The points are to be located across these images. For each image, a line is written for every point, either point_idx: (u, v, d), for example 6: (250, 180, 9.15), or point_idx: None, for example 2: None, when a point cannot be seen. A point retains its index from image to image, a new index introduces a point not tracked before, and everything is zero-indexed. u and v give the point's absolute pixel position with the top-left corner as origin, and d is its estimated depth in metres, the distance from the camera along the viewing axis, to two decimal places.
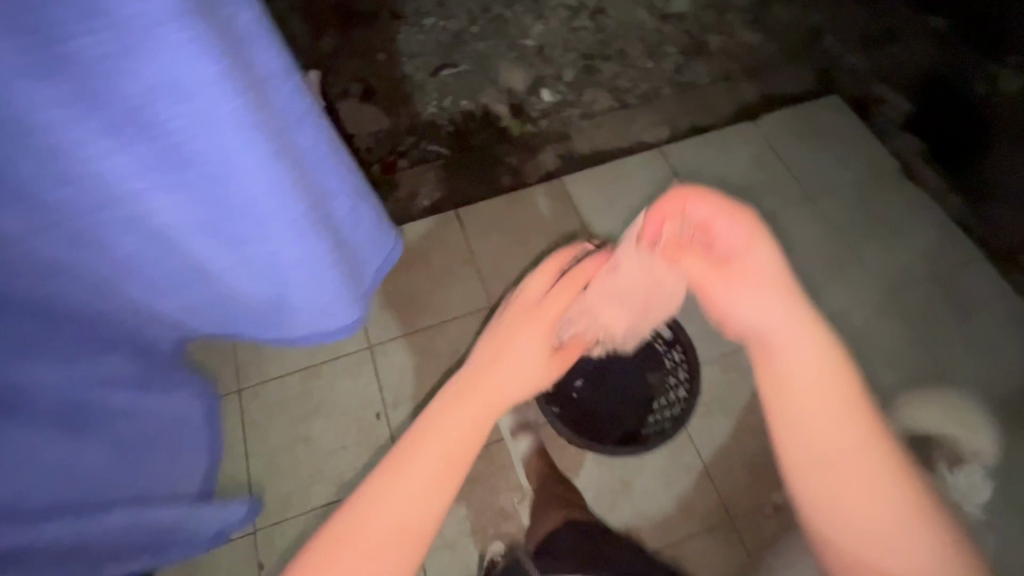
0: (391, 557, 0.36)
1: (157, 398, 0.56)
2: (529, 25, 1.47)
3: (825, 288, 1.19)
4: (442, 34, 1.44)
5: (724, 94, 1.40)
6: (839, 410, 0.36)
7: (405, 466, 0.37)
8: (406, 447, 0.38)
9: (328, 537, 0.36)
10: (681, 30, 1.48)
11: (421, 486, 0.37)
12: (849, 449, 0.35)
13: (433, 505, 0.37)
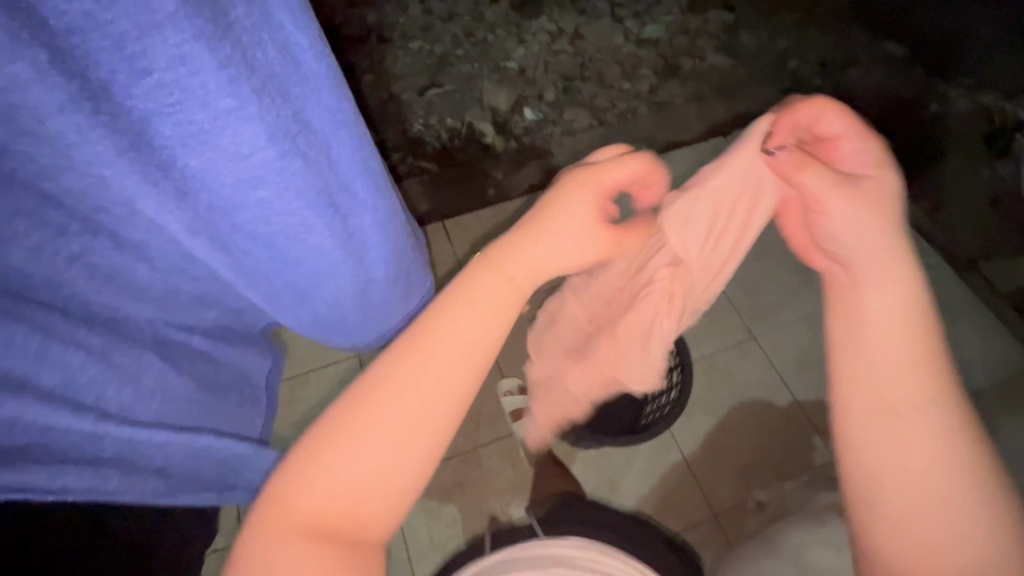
0: (414, 442, 0.38)
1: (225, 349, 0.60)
2: (511, 48, 1.54)
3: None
4: (428, 56, 1.50)
5: (696, 112, 1.49)
6: (896, 331, 0.39)
7: (406, 371, 0.38)
8: (411, 352, 0.39)
9: (329, 428, 0.38)
10: (656, 53, 1.57)
11: (429, 397, 0.38)
12: (901, 374, 0.39)
13: (441, 401, 0.38)
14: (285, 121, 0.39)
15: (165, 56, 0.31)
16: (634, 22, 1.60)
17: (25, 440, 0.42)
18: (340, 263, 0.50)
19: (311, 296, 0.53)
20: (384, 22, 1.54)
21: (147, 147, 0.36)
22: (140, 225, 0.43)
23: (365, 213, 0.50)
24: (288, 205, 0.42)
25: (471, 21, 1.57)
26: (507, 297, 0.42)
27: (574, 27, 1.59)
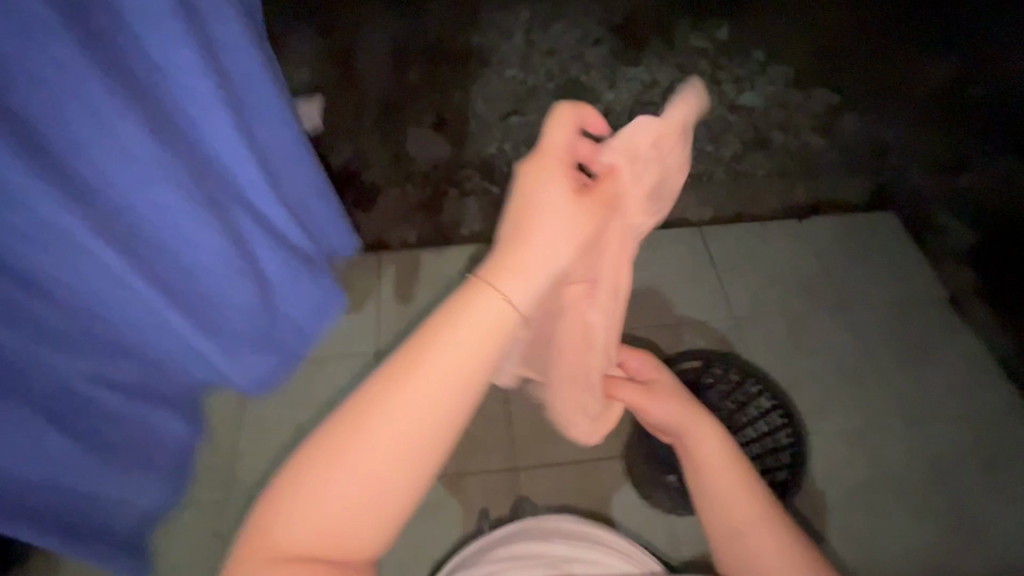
0: (408, 471, 0.39)
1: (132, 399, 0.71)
2: (601, 92, 1.56)
3: (840, 409, 1.12)
4: (519, 85, 1.55)
5: (773, 187, 1.44)
6: (717, 444, 0.59)
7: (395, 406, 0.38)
8: (397, 387, 0.39)
9: (319, 460, 0.40)
10: (747, 121, 1.52)
11: (417, 433, 0.39)
12: (729, 473, 0.57)
13: (426, 436, 0.39)
14: (158, 129, 0.55)
15: (52, 67, 0.45)
16: (731, 87, 1.58)
17: None
18: (233, 259, 0.67)
19: (211, 291, 0.68)
20: (486, 46, 1.61)
21: (52, 158, 0.48)
22: (57, 253, 0.52)
23: (234, 205, 0.69)
24: (170, 202, 0.58)
25: (569, 58, 1.61)
26: (503, 318, 0.40)
27: (667, 83, 1.60)
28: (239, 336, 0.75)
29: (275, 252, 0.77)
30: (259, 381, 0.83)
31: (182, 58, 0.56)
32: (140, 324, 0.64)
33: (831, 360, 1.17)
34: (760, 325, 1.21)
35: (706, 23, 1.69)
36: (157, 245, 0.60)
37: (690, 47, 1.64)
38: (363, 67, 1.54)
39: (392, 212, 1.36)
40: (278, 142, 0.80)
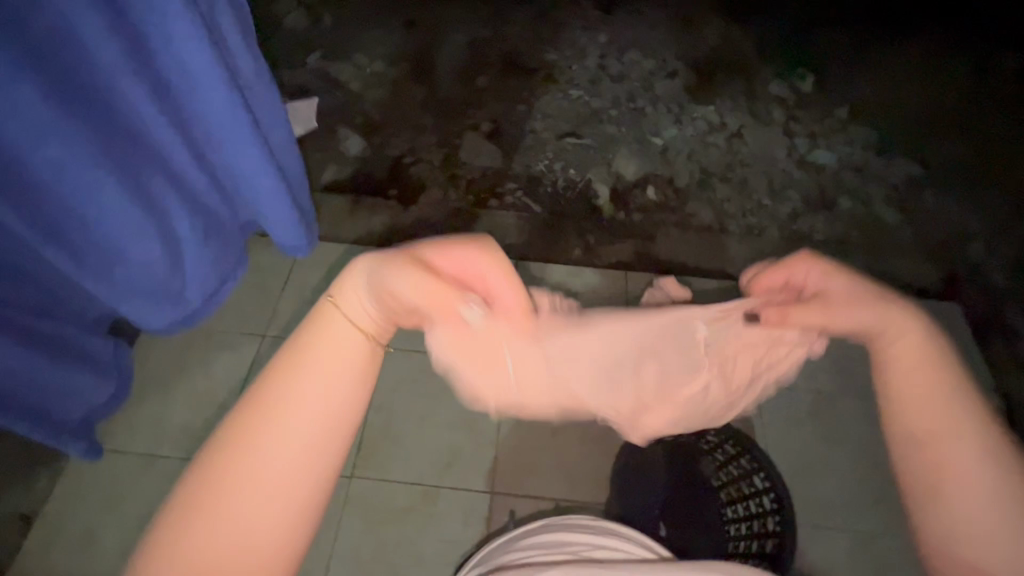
0: (275, 518, 0.36)
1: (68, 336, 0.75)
2: (665, 125, 1.52)
3: (854, 509, 1.02)
4: (583, 107, 1.53)
5: (829, 254, 1.34)
6: (936, 375, 0.44)
7: (252, 452, 0.37)
8: (253, 432, 0.37)
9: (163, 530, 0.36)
10: (814, 181, 1.44)
11: (269, 492, 0.36)
12: (937, 408, 0.43)
13: (295, 481, 0.37)
14: (53, 91, 0.55)
15: None
16: (805, 142, 1.51)
17: None
18: (145, 223, 0.69)
19: (117, 246, 0.68)
20: (558, 63, 1.61)
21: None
22: None
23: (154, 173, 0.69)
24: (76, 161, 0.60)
25: (638, 87, 1.58)
26: (356, 349, 0.41)
27: (737, 126, 1.53)
28: (140, 292, 0.74)
29: (193, 218, 0.76)
30: (160, 325, 0.81)
31: (87, 25, 0.55)
32: (37, 256, 0.66)
33: (856, 452, 1.08)
34: (784, 398, 1.13)
35: (791, 73, 1.62)
36: (43, 194, 0.60)
37: (768, 94, 1.58)
38: (434, 66, 1.58)
39: (429, 211, 1.36)
40: (219, 133, 0.71)
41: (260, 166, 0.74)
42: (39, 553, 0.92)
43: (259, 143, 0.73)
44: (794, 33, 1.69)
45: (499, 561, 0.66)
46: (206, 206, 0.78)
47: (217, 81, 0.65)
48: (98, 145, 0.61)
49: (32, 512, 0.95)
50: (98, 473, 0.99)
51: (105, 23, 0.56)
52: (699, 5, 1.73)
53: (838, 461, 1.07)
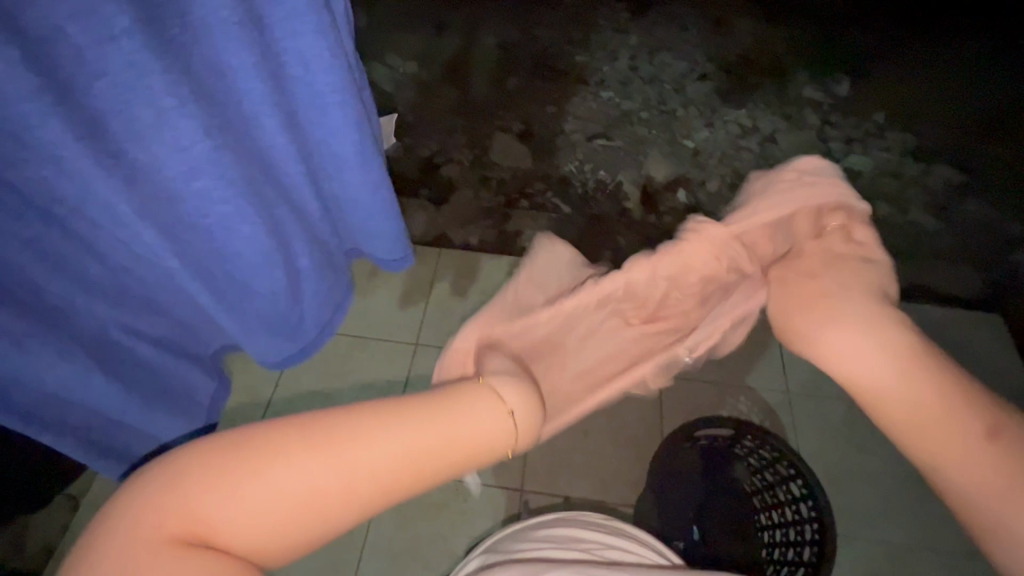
0: (351, 499, 0.43)
1: (171, 360, 0.83)
2: (697, 128, 1.51)
3: (889, 520, 1.01)
4: (613, 108, 1.53)
5: None
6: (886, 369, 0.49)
7: (387, 431, 0.44)
8: (399, 414, 0.46)
9: (292, 437, 0.43)
10: (849, 185, 1.42)
11: (367, 477, 0.43)
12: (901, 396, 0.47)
13: (391, 480, 0.44)
14: (211, 127, 0.62)
15: (124, 62, 0.53)
16: (840, 147, 1.48)
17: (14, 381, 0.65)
18: (268, 252, 0.75)
19: (245, 276, 0.77)
20: (589, 65, 1.61)
21: (102, 140, 0.56)
22: (88, 218, 0.61)
23: (284, 207, 0.79)
24: (220, 191, 0.66)
25: (670, 90, 1.57)
26: (496, 420, 0.49)
27: (770, 130, 1.51)
28: (262, 320, 0.85)
29: (310, 252, 0.87)
30: (276, 359, 0.94)
31: (236, 59, 0.62)
32: (175, 291, 0.76)
33: (893, 463, 1.06)
34: (817, 405, 1.11)
35: (825, 75, 1.60)
36: (195, 228, 0.69)
37: (802, 98, 1.56)
38: (466, 68, 1.59)
39: (460, 211, 1.38)
40: (340, 158, 0.82)
41: (374, 182, 0.86)
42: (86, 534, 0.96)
43: (376, 166, 0.85)
44: (830, 35, 1.66)
45: (506, 549, 0.67)
46: (319, 239, 0.91)
47: (341, 103, 0.75)
48: (244, 186, 0.68)
49: (81, 494, 0.99)
50: None
51: (252, 57, 0.63)
52: (732, 7, 1.72)
53: (871, 470, 1.05)
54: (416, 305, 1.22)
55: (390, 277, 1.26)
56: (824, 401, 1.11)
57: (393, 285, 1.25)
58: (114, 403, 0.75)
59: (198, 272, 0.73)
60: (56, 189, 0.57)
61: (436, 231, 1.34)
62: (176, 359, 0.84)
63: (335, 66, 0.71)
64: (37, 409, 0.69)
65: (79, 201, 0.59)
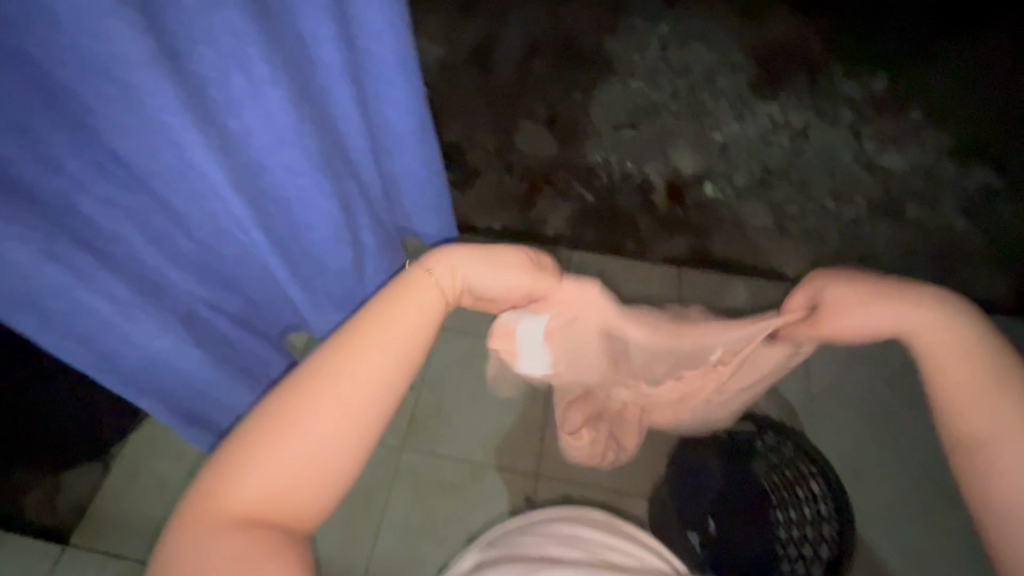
0: (357, 433, 0.43)
1: (243, 333, 0.84)
2: (727, 120, 1.48)
3: (904, 521, 1.01)
4: (641, 97, 1.51)
5: (893, 262, 1.29)
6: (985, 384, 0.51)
7: (349, 355, 0.44)
8: (355, 335, 0.46)
9: (274, 407, 0.43)
10: (882, 184, 1.39)
11: (353, 401, 0.43)
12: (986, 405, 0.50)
13: (372, 398, 0.44)
14: (297, 101, 0.63)
15: (225, 29, 0.52)
16: (874, 143, 1.45)
17: (119, 346, 0.65)
18: (338, 228, 0.79)
19: (316, 249, 0.81)
20: (619, 53, 1.58)
21: (204, 108, 0.56)
22: (184, 189, 0.61)
23: (352, 182, 0.82)
24: (301, 165, 0.68)
25: (701, 79, 1.54)
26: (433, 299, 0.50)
27: (802, 125, 1.47)
28: (325, 292, 0.89)
29: (371, 227, 0.90)
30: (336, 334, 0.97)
31: (320, 30, 0.67)
32: (252, 265, 0.76)
33: (912, 467, 1.05)
34: (836, 405, 1.10)
35: (862, 70, 1.56)
36: (276, 200, 0.71)
37: (837, 93, 1.52)
38: (494, 51, 1.58)
39: (486, 197, 1.38)
40: (398, 133, 0.89)
41: (421, 158, 0.94)
42: (118, 493, 1.00)
43: (430, 140, 0.93)
44: (867, 29, 1.61)
45: (509, 545, 0.65)
46: (378, 215, 0.95)
47: (400, 73, 0.80)
48: (323, 159, 0.70)
49: (110, 457, 1.02)
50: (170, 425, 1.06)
51: (331, 28, 0.67)
52: None
53: (889, 472, 1.05)
54: None
55: None
56: (844, 402, 1.11)
57: None
58: (203, 375, 0.76)
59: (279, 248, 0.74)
60: (157, 159, 0.57)
61: (460, 216, 1.35)
62: (249, 336, 0.86)
63: (402, 39, 0.77)
64: (135, 377, 0.69)
65: (179, 173, 0.59)
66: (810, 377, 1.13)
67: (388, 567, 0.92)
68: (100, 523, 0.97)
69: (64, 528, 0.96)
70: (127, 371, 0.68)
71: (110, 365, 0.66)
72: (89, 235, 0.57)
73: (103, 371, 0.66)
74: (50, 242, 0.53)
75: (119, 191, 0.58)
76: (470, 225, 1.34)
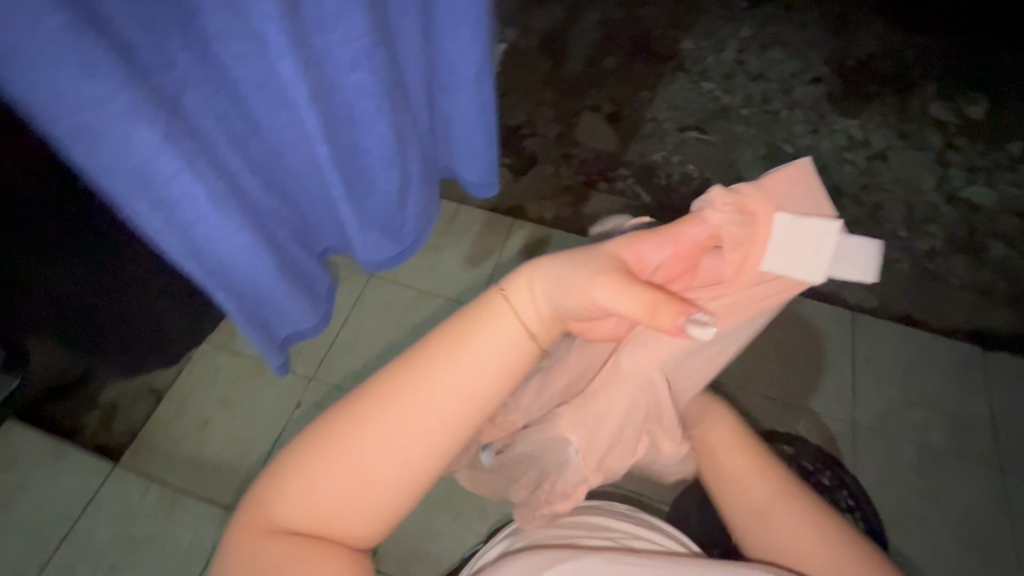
0: (401, 474, 0.45)
1: (294, 251, 0.87)
2: (800, 133, 1.42)
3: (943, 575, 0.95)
4: (711, 101, 1.46)
5: (967, 302, 1.20)
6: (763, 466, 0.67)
7: (405, 399, 0.45)
8: (413, 376, 0.46)
9: (332, 430, 0.46)
10: (963, 218, 1.29)
11: (402, 444, 0.45)
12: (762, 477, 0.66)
13: (423, 445, 0.45)
14: (373, 29, 0.66)
15: None
16: (961, 174, 1.35)
17: (202, 242, 0.65)
18: (392, 155, 0.81)
19: (369, 175, 0.83)
20: (693, 52, 1.54)
21: (298, 26, 0.58)
22: (266, 92, 0.65)
23: (408, 117, 0.84)
24: (364, 89, 0.70)
25: (776, 88, 1.48)
26: (507, 347, 0.47)
27: (882, 146, 1.39)
28: (374, 220, 0.91)
29: (419, 160, 0.92)
30: (377, 260, 1.00)
31: None
32: (297, 176, 0.81)
33: (957, 519, 0.99)
34: (883, 445, 1.04)
35: (957, 94, 1.45)
36: (342, 122, 0.73)
37: (926, 115, 1.42)
38: (565, 40, 1.56)
39: (540, 185, 1.37)
40: (459, 77, 0.89)
41: (479, 109, 0.93)
42: (163, 423, 1.06)
43: (489, 89, 0.91)
44: (968, 52, 1.50)
45: (530, 533, 0.65)
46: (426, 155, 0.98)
47: (473, 25, 0.80)
48: (387, 85, 0.72)
49: (162, 390, 1.09)
50: (214, 369, 1.11)
51: None
52: (858, 7, 1.58)
53: (931, 523, 0.98)
54: (482, 270, 1.23)
55: (461, 238, 1.27)
56: (891, 441, 1.05)
57: (461, 247, 1.26)
58: (267, 282, 0.78)
59: (340, 166, 0.76)
60: (245, 67, 0.61)
61: (511, 201, 1.34)
62: (302, 250, 0.90)
63: None
64: (216, 272, 0.69)
65: (262, 79, 0.63)
66: (857, 411, 1.07)
67: (405, 531, 0.95)
68: (148, 451, 1.03)
69: (118, 449, 1.03)
70: (209, 265, 0.68)
71: (200, 257, 0.66)
72: (190, 125, 0.60)
73: (195, 270, 0.67)
74: (167, 128, 0.54)
75: (213, 91, 0.61)
76: (520, 211, 1.33)
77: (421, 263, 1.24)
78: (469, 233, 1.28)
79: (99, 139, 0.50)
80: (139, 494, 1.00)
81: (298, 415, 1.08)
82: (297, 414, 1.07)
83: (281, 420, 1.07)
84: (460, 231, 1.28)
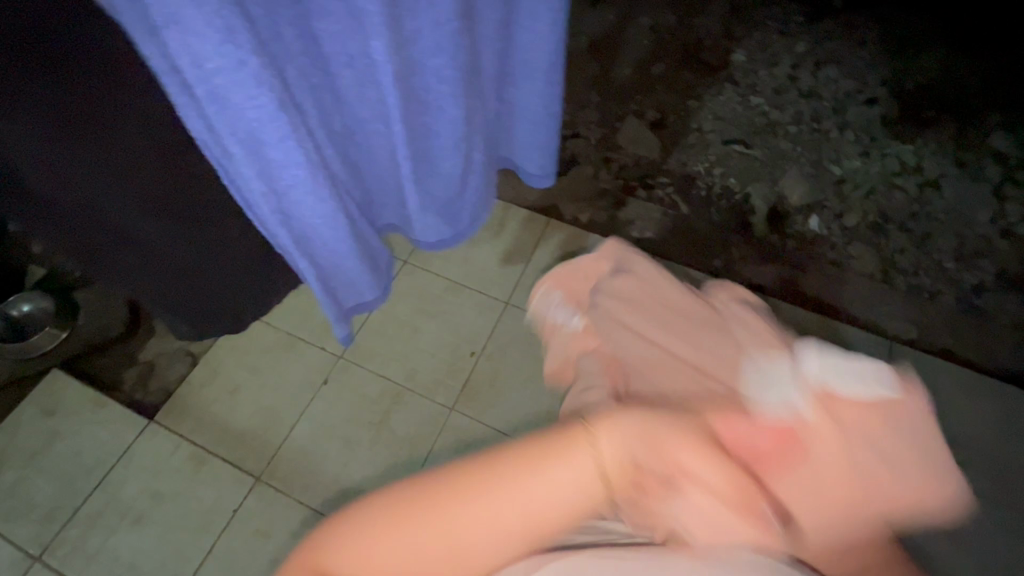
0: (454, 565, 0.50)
1: (365, 230, 0.90)
2: (851, 154, 1.38)
3: None
4: (760, 115, 1.44)
5: (1016, 343, 1.15)
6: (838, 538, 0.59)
7: (471, 508, 0.49)
8: (486, 488, 0.49)
9: (396, 511, 0.49)
10: (1017, 255, 1.24)
11: (462, 545, 0.49)
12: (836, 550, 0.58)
13: (490, 549, 0.51)
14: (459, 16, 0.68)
15: None
16: (1018, 210, 1.29)
17: (293, 209, 0.71)
18: (460, 139, 0.82)
19: (438, 159, 0.85)
20: (745, 64, 1.51)
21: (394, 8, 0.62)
22: (357, 69, 0.69)
23: (478, 104, 0.85)
24: (444, 73, 0.73)
25: (829, 107, 1.44)
26: (582, 479, 0.51)
27: (936, 173, 1.34)
28: (438, 203, 0.93)
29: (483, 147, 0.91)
30: (433, 242, 1.01)
31: None
32: (369, 152, 0.84)
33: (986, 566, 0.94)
34: None
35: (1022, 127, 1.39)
36: (415, 104, 0.76)
37: (986, 146, 1.37)
38: (617, 44, 1.55)
39: (579, 186, 1.37)
40: (529, 69, 0.90)
41: (544, 102, 0.94)
42: (197, 386, 1.10)
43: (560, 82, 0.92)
44: None
45: None
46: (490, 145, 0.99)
47: (551, 22, 0.82)
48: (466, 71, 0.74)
49: (198, 355, 1.13)
50: (250, 338, 1.15)
51: None
52: (922, 31, 1.53)
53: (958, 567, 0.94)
54: (513, 266, 1.24)
55: (495, 234, 1.28)
56: None
57: (494, 242, 1.27)
58: (340, 253, 0.82)
59: (413, 146, 0.80)
60: (340, 43, 0.65)
61: (548, 199, 1.34)
62: (370, 226, 0.93)
63: None
64: (300, 238, 0.75)
65: (357, 56, 0.67)
66: None
67: None
68: (181, 411, 1.08)
69: (153, 407, 1.08)
70: (295, 229, 0.74)
71: (288, 220, 0.72)
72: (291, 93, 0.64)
73: (285, 237, 0.74)
74: (282, 97, 0.59)
75: (307, 63, 0.65)
76: (556, 210, 1.33)
77: (454, 255, 1.25)
78: (503, 229, 1.29)
79: (226, 102, 0.56)
80: (169, 451, 1.04)
81: (325, 390, 1.10)
82: (324, 389, 1.10)
83: (309, 393, 1.10)
84: (494, 226, 1.29)
